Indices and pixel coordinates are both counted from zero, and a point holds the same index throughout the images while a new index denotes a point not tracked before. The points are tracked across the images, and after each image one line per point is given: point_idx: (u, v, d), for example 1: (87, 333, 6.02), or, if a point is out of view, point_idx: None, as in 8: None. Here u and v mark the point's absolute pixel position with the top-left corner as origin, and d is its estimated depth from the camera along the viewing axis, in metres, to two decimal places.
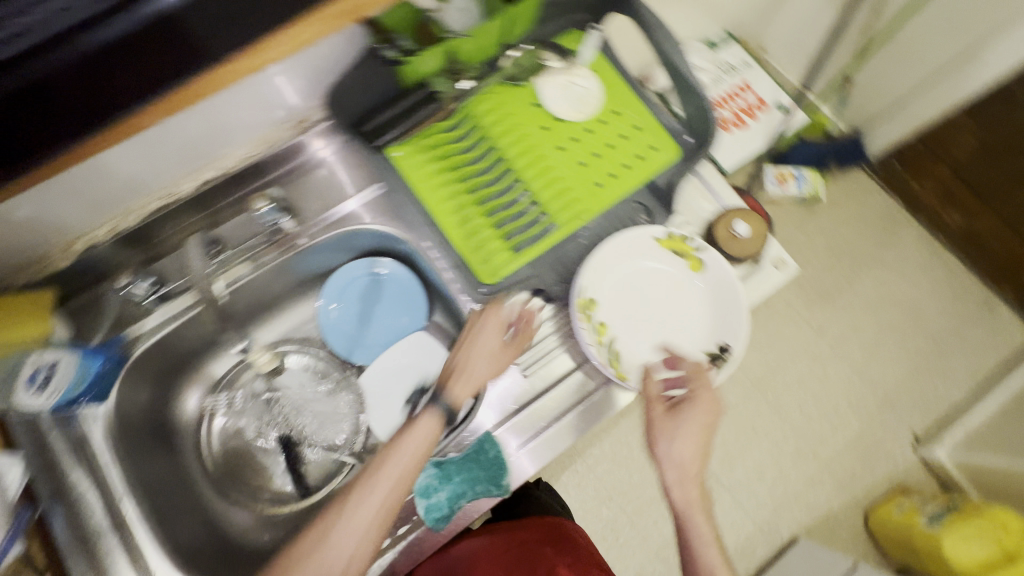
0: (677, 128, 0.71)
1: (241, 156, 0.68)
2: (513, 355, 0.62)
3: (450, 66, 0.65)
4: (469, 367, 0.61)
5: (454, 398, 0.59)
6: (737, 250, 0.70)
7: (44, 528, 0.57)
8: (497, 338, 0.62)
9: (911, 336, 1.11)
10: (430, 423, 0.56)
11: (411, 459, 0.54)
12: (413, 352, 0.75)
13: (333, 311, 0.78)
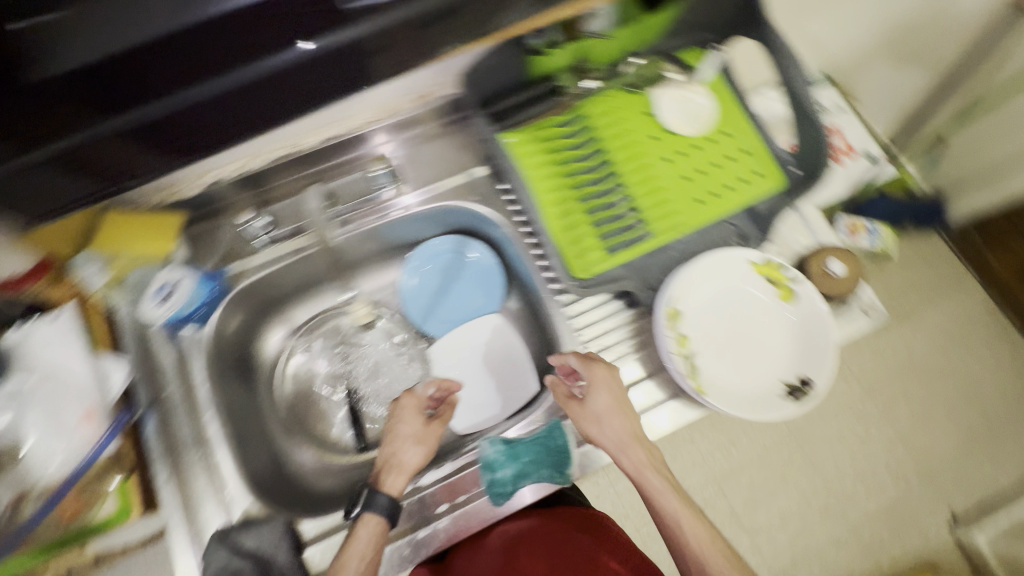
0: (787, 158, 0.71)
1: (364, 120, 0.72)
2: (438, 430, 0.65)
3: (578, 64, 0.68)
4: (400, 457, 0.62)
5: (394, 488, 0.58)
6: (830, 288, 0.69)
7: (138, 430, 0.62)
8: (420, 424, 0.65)
9: (964, 412, 1.03)
10: (374, 521, 0.56)
11: (366, 561, 0.54)
12: (486, 333, 0.78)
13: (413, 282, 0.80)
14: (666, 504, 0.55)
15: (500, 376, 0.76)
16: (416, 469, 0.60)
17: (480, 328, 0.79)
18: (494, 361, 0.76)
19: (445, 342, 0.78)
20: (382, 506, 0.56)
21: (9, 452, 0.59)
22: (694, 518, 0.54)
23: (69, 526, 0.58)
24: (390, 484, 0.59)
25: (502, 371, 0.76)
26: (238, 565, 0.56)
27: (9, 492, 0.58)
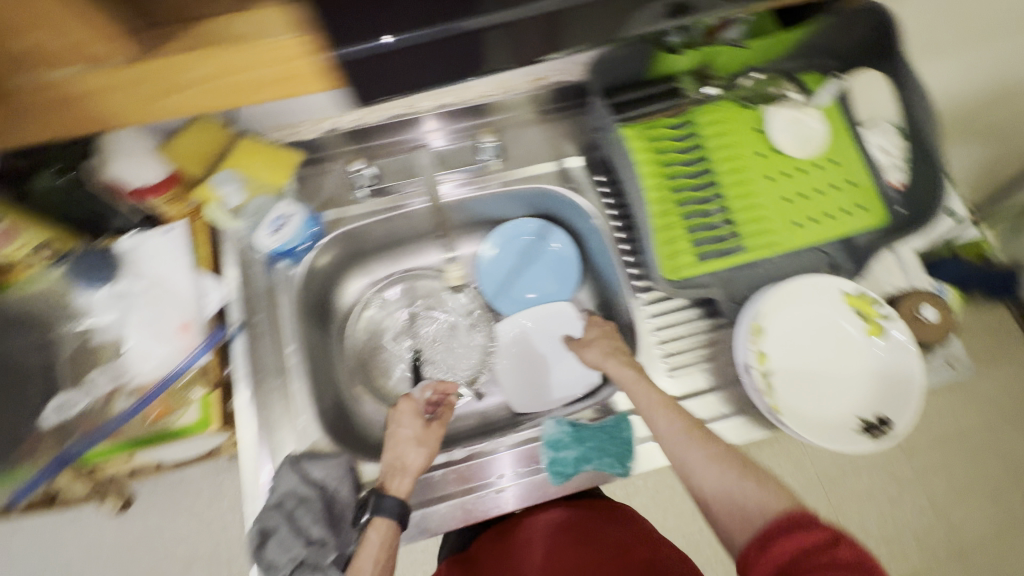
0: (892, 198, 0.70)
1: (480, 94, 0.74)
2: (439, 431, 0.65)
3: (701, 71, 0.69)
4: (402, 460, 0.62)
5: (399, 492, 0.59)
6: (918, 333, 0.68)
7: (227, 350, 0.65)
8: (419, 425, 0.65)
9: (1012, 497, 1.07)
10: (387, 526, 0.57)
11: (381, 564, 0.56)
12: (554, 319, 0.79)
13: (491, 253, 0.81)
14: (653, 416, 0.59)
15: (562, 363, 0.76)
16: (420, 471, 0.61)
17: (549, 313, 0.79)
18: (558, 347, 0.77)
19: (512, 321, 0.79)
20: (392, 511, 0.57)
21: (114, 346, 0.64)
22: (680, 427, 0.58)
23: (151, 426, 0.61)
24: (396, 486, 0.59)
25: (565, 358, 0.76)
26: (305, 493, 0.58)
27: (106, 382, 0.62)
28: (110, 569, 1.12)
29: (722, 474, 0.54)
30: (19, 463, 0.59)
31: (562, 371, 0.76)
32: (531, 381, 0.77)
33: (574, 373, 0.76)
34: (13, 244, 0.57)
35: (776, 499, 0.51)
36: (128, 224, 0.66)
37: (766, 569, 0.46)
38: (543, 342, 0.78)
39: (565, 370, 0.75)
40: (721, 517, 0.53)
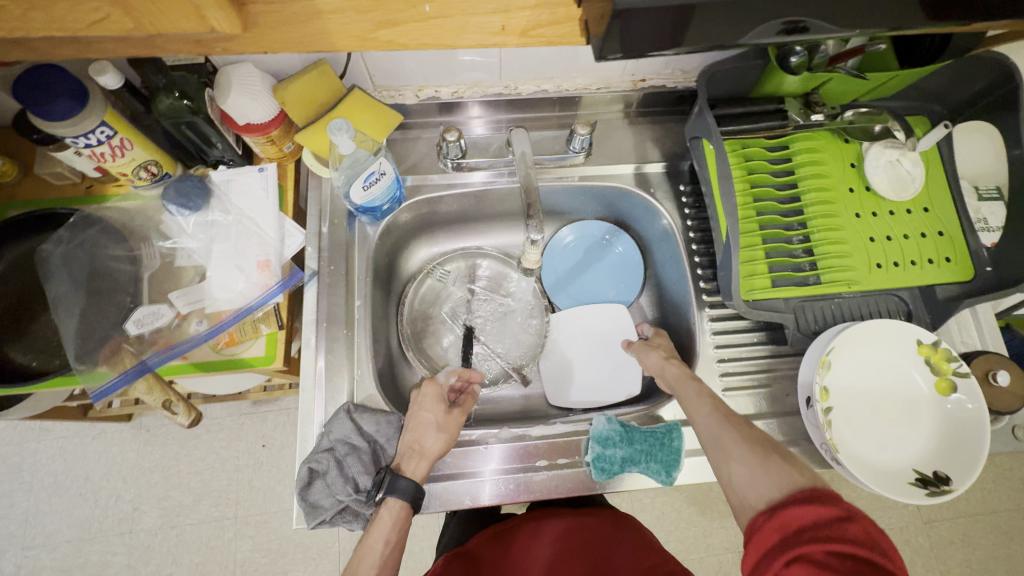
0: (983, 256, 0.66)
1: (577, 85, 0.74)
2: (460, 419, 0.63)
3: (809, 96, 0.67)
4: (422, 445, 0.60)
5: (412, 475, 0.58)
6: (988, 397, 0.66)
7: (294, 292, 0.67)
8: (441, 411, 0.63)
9: (1000, 567, 1.14)
10: (401, 506, 0.57)
11: (390, 547, 0.56)
12: (610, 320, 0.79)
13: (567, 241, 0.83)
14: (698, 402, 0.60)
15: (611, 364, 0.77)
16: (438, 455, 0.59)
17: (606, 313, 0.79)
18: (609, 348, 0.77)
19: (567, 314, 0.80)
20: (407, 493, 0.57)
21: (196, 271, 0.67)
22: (718, 413, 0.58)
23: (220, 352, 0.67)
24: (411, 469, 0.58)
25: (615, 359, 0.77)
26: (356, 442, 0.60)
27: (183, 304, 0.64)
28: (126, 489, 1.16)
29: (747, 452, 0.53)
30: (96, 364, 0.60)
31: (610, 372, 0.76)
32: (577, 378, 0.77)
33: (621, 378, 0.76)
34: (126, 157, 0.60)
35: (795, 476, 0.48)
36: (223, 157, 0.69)
37: (771, 531, 0.44)
38: (594, 343, 0.78)
39: (610, 376, 0.76)
40: (742, 492, 0.51)
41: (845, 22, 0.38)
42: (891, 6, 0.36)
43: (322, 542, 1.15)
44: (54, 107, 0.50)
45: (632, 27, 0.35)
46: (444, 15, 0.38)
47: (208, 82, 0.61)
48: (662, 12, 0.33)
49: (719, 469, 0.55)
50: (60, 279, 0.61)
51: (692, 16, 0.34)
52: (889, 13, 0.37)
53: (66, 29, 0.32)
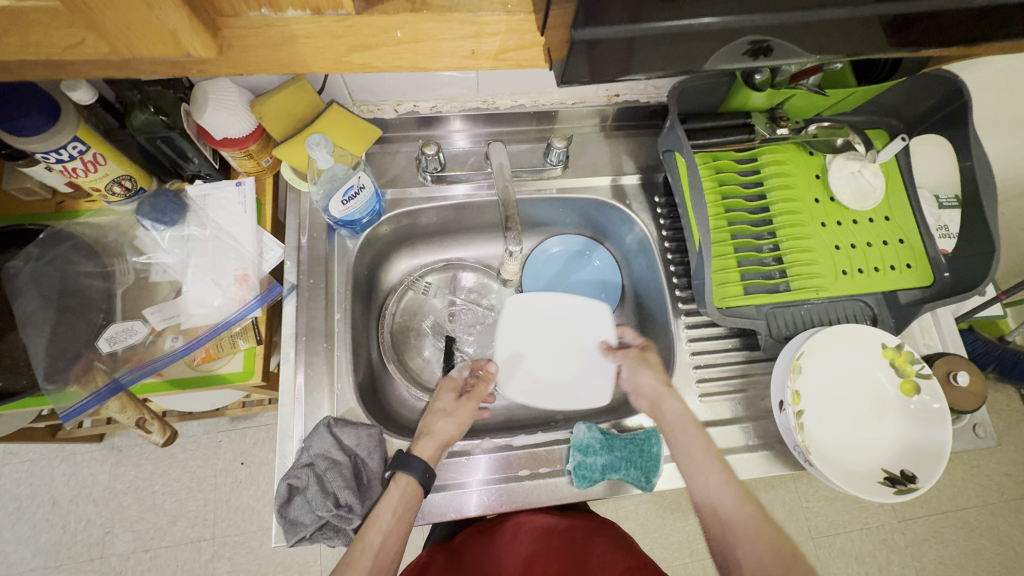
0: (941, 262, 0.70)
1: (554, 100, 0.76)
2: (472, 404, 0.65)
3: (774, 111, 0.70)
4: (433, 429, 0.62)
5: (427, 456, 0.59)
6: (951, 398, 0.69)
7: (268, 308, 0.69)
8: (451, 399, 0.66)
9: (972, 561, 1.18)
10: (410, 483, 0.57)
11: (397, 517, 0.55)
12: (590, 318, 0.71)
13: (551, 251, 0.85)
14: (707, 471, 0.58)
15: (576, 369, 0.69)
16: (448, 440, 0.61)
17: (591, 311, 0.71)
18: (579, 349, 0.70)
19: (549, 298, 0.71)
20: (419, 473, 0.57)
21: (171, 286, 0.66)
22: (731, 493, 0.55)
23: (196, 368, 0.66)
24: (421, 449, 0.60)
25: (583, 364, 0.69)
26: (337, 457, 0.59)
27: (159, 320, 0.63)
28: (97, 513, 1.12)
29: (768, 558, 0.50)
30: (67, 384, 0.58)
31: (570, 375, 0.69)
32: (530, 369, 0.69)
33: (580, 388, 0.68)
34: (98, 172, 0.59)
35: None
36: (199, 171, 0.69)
37: None
38: (565, 341, 0.70)
39: (571, 379, 0.68)
40: None
41: (804, 49, 0.40)
42: (844, 36, 0.39)
43: (303, 561, 1.12)
44: (24, 122, 0.49)
45: (603, 57, 0.36)
46: (416, 41, 0.37)
47: (184, 97, 0.60)
48: (629, 41, 0.35)
49: (721, 549, 0.54)
50: (30, 297, 0.59)
51: (662, 42, 0.35)
52: (843, 42, 0.39)
53: (40, 52, 0.31)
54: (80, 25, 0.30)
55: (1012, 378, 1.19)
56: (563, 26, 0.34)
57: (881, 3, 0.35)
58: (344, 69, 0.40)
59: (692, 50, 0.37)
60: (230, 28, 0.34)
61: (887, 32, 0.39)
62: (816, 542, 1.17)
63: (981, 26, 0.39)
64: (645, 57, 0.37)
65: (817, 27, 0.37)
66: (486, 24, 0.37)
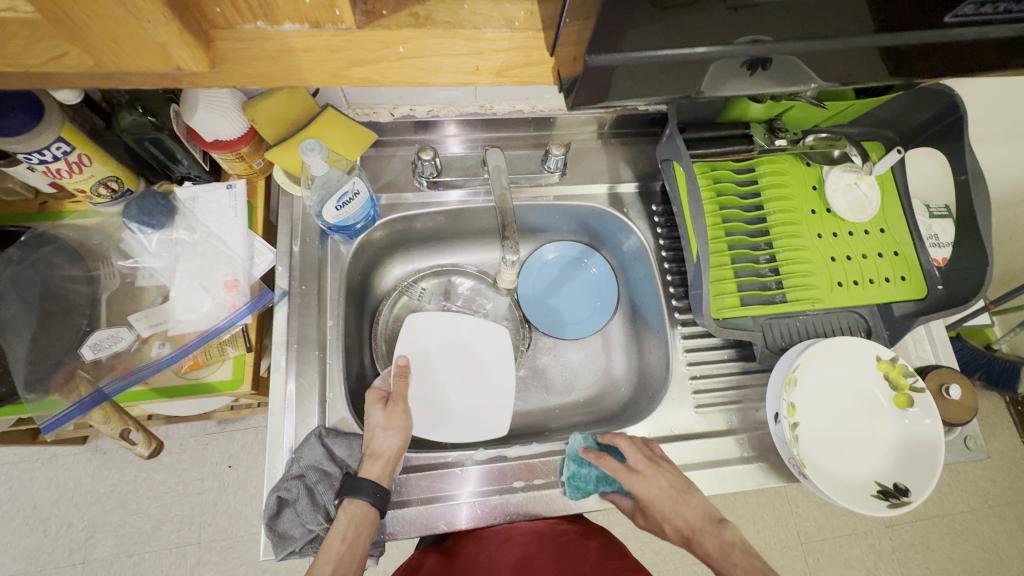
0: (935, 275, 0.70)
1: (552, 106, 0.75)
2: (404, 410, 0.62)
3: (773, 122, 0.71)
4: (374, 447, 0.59)
5: (376, 476, 0.57)
6: (942, 410, 0.69)
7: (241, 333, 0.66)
8: (381, 411, 0.62)
9: (957, 567, 1.19)
10: (360, 505, 0.56)
11: (347, 544, 0.54)
12: (489, 347, 0.76)
13: (548, 257, 0.84)
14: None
15: (478, 392, 0.73)
16: (394, 454, 0.59)
17: (482, 331, 0.76)
18: (480, 376, 0.74)
19: (454, 319, 0.76)
20: (370, 495, 0.55)
21: (159, 291, 0.65)
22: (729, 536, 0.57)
23: (183, 376, 0.65)
24: (365, 471, 0.57)
25: (484, 387, 0.73)
26: (328, 469, 0.59)
27: (145, 326, 0.62)
28: (79, 517, 1.10)
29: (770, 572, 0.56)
30: (48, 393, 0.56)
31: (471, 404, 0.72)
32: (435, 404, 0.71)
33: (477, 418, 0.72)
34: (84, 173, 0.57)
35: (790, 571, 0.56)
36: (188, 173, 0.68)
37: None
38: (464, 367, 0.74)
39: (476, 411, 0.72)
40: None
41: (804, 74, 0.40)
42: (845, 63, 0.39)
43: (291, 566, 1.11)
44: (7, 122, 0.48)
45: (604, 79, 0.35)
46: (419, 56, 0.36)
47: (174, 98, 0.60)
48: (635, 61, 0.34)
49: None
50: (8, 301, 0.56)
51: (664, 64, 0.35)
52: (846, 68, 0.40)
53: (23, 62, 0.30)
54: (65, 38, 0.29)
55: (997, 387, 1.21)
56: (574, 45, 0.34)
57: (881, 35, 0.35)
58: (342, 83, 0.38)
59: (696, 70, 0.37)
60: (222, 40, 0.33)
61: (887, 63, 0.39)
62: (805, 547, 1.18)
63: (983, 55, 0.39)
64: (649, 76, 0.36)
65: (818, 57, 0.37)
66: (492, 41, 0.36)
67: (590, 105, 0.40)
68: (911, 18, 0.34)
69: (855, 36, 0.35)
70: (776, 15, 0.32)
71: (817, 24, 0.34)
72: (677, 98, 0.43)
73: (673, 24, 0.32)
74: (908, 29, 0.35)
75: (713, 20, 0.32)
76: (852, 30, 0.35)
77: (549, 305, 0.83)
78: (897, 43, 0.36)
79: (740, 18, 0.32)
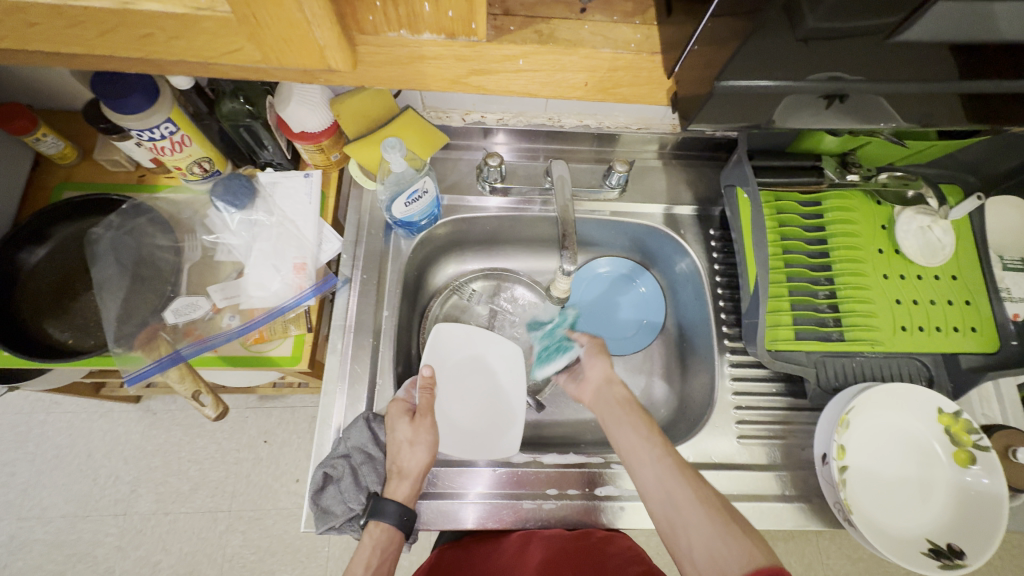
0: (1010, 329, 0.66)
1: (618, 123, 0.75)
2: (430, 424, 0.61)
3: (846, 158, 0.69)
4: (399, 463, 0.59)
5: (404, 498, 0.58)
6: (1009, 474, 0.65)
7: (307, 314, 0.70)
8: (407, 423, 0.61)
9: None
10: (385, 529, 0.57)
11: (371, 571, 0.56)
12: (513, 370, 0.75)
13: (599, 272, 0.85)
14: (726, 558, 0.47)
15: (495, 413, 0.71)
16: (420, 472, 0.58)
17: (501, 348, 0.76)
18: (498, 398, 0.72)
19: (489, 336, 0.75)
20: (395, 517, 0.57)
21: (234, 267, 0.69)
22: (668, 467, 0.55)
23: (248, 348, 0.69)
24: (393, 491, 0.58)
25: (503, 409, 0.72)
26: (373, 452, 0.61)
27: (220, 297, 0.66)
28: (126, 470, 1.17)
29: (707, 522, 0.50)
30: (131, 348, 0.62)
31: (486, 424, 0.70)
32: (453, 418, 0.69)
33: (490, 438, 0.69)
34: (183, 153, 0.62)
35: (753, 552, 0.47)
36: (272, 160, 0.72)
37: None
38: (488, 386, 0.73)
39: (492, 433, 0.69)
40: (702, 565, 0.49)
41: (886, 112, 0.40)
42: (926, 107, 0.39)
43: (312, 545, 1.14)
44: (126, 101, 0.53)
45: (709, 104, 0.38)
46: (534, 69, 0.40)
47: (270, 89, 0.64)
48: (745, 95, 0.37)
49: (681, 558, 0.52)
50: (108, 263, 0.64)
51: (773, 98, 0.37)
52: (929, 110, 0.40)
53: (195, 56, 0.34)
54: (241, 34, 0.32)
55: None
56: (702, 68, 0.37)
57: (963, 80, 0.35)
58: (458, 90, 0.42)
59: (777, 99, 0.38)
60: (366, 44, 0.36)
61: (967, 109, 0.39)
62: None
63: None
64: (731, 104, 0.39)
65: (900, 96, 0.37)
66: (605, 60, 0.40)
67: (705, 125, 0.43)
68: (998, 65, 0.34)
69: (937, 82, 0.36)
70: (857, 54, 0.33)
71: (902, 68, 0.35)
72: (747, 125, 0.44)
73: (785, 59, 0.34)
74: (994, 76, 0.35)
75: (815, 53, 0.33)
76: (933, 73, 0.35)
77: (589, 327, 0.83)
78: (977, 90, 0.37)
79: (821, 52, 0.33)
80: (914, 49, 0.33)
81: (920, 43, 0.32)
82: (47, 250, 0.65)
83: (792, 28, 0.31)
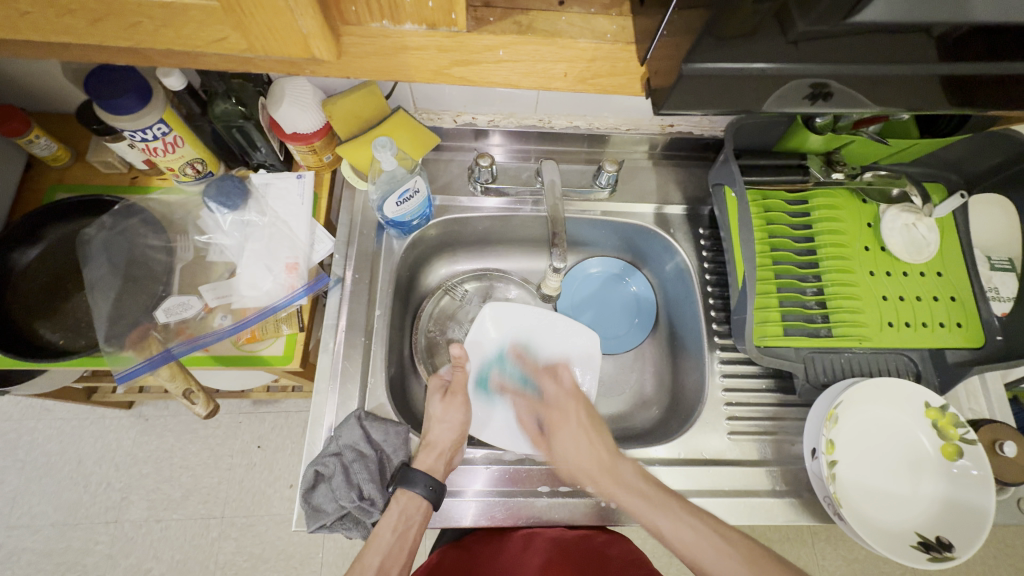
0: (993, 325, 0.67)
1: (608, 124, 0.77)
2: (461, 401, 0.65)
3: (830, 155, 0.71)
4: (430, 436, 0.62)
5: (428, 468, 0.60)
6: (995, 468, 0.66)
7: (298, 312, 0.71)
8: (440, 400, 0.66)
9: None
10: (412, 498, 0.58)
11: (396, 535, 0.57)
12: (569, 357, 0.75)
13: (591, 270, 0.86)
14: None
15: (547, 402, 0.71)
16: (447, 446, 0.61)
17: (559, 334, 0.76)
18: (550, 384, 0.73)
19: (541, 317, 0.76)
20: (423, 487, 0.58)
21: (226, 267, 0.69)
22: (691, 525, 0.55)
23: (240, 348, 0.69)
24: (422, 462, 0.60)
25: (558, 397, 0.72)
26: (364, 450, 0.61)
27: (213, 297, 0.67)
28: (117, 477, 1.16)
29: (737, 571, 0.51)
30: (122, 348, 0.62)
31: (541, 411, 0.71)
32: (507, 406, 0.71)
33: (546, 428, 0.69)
34: (175, 154, 0.63)
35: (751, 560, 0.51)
36: (265, 161, 0.73)
37: None
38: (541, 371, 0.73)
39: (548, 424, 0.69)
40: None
41: (866, 101, 0.41)
42: (903, 92, 0.40)
43: (305, 552, 1.13)
44: (118, 101, 0.53)
45: (691, 94, 0.39)
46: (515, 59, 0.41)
47: (262, 91, 0.64)
48: (727, 82, 0.38)
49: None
50: (100, 263, 0.64)
51: (750, 86, 0.38)
52: (908, 96, 0.40)
53: (186, 46, 0.35)
54: (229, 23, 0.32)
55: None
56: (670, 56, 0.38)
57: (945, 64, 0.36)
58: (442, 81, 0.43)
59: (759, 86, 0.38)
60: (350, 36, 0.37)
61: (946, 93, 0.40)
62: None
63: None
64: (706, 96, 0.40)
65: (877, 82, 0.38)
66: (583, 50, 0.41)
67: (676, 112, 0.43)
68: (974, 48, 0.35)
69: (917, 66, 0.36)
70: (829, 40, 0.34)
71: (877, 54, 0.35)
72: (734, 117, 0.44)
73: (763, 48, 0.35)
74: (970, 60, 0.36)
75: (802, 53, 0.35)
76: (909, 58, 0.36)
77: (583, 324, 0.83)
78: (958, 72, 0.37)
79: (798, 41, 0.34)
80: (892, 32, 0.33)
81: (892, 24, 0.33)
82: (39, 252, 0.65)
83: (783, 32, 0.33)
